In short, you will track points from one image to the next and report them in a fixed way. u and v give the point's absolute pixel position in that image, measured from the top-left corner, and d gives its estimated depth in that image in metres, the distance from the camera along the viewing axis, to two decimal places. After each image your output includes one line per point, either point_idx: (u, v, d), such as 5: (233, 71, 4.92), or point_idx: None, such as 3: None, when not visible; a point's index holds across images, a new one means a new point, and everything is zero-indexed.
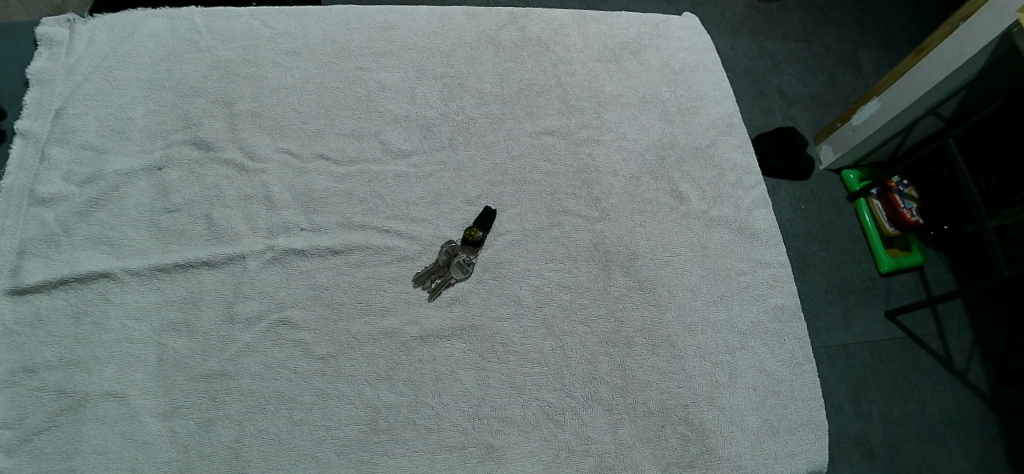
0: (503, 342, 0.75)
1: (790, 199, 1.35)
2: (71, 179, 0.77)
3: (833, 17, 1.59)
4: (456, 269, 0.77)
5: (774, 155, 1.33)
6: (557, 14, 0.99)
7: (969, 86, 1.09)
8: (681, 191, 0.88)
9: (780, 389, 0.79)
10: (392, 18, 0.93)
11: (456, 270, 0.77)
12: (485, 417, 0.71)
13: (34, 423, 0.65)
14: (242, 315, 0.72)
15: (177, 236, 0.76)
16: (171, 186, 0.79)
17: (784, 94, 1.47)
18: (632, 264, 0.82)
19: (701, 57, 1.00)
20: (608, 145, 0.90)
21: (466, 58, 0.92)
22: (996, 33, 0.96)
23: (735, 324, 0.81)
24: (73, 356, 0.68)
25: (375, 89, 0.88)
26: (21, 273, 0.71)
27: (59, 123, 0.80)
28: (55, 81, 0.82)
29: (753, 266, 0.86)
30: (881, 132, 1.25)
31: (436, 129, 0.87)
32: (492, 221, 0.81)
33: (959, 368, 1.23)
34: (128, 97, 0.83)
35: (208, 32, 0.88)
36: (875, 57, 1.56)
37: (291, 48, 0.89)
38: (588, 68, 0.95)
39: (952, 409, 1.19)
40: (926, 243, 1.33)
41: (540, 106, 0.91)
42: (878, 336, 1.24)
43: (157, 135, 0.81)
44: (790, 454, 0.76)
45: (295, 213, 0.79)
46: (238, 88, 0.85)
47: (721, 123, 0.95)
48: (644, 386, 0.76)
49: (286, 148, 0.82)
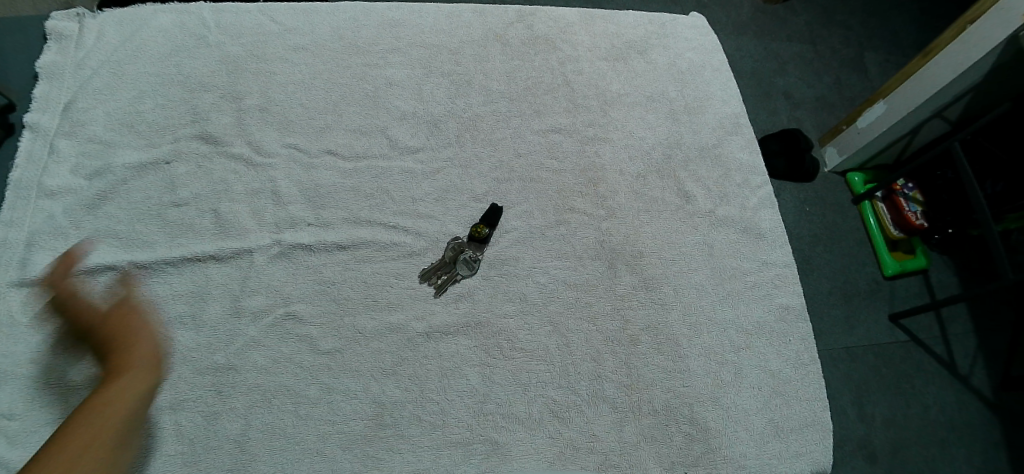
0: (509, 339, 0.75)
1: (795, 201, 1.35)
2: (79, 173, 0.78)
3: (839, 19, 1.58)
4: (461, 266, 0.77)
5: (779, 156, 1.34)
6: (564, 13, 0.99)
7: (975, 89, 1.09)
8: (687, 191, 0.88)
9: (785, 390, 0.79)
10: (400, 14, 0.93)
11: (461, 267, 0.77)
12: (490, 413, 0.71)
13: (42, 414, 0.66)
14: (248, 309, 0.72)
15: (184, 230, 0.76)
16: (179, 180, 0.79)
17: (789, 95, 1.47)
18: (638, 262, 0.82)
19: (708, 57, 1.00)
20: (615, 143, 0.90)
21: (473, 55, 0.92)
22: (1002, 37, 0.96)
23: (741, 325, 0.81)
24: (81, 349, 0.69)
25: (382, 85, 0.88)
26: (29, 266, 0.71)
27: (68, 117, 0.80)
28: (64, 75, 0.83)
29: (759, 266, 0.86)
30: (887, 135, 1.25)
31: (443, 126, 0.87)
32: (498, 218, 0.81)
33: (962, 371, 1.22)
34: (137, 91, 0.83)
35: (216, 27, 0.89)
36: (881, 59, 1.56)
37: (298, 44, 0.89)
38: (595, 67, 0.95)
39: (955, 412, 1.18)
40: (930, 246, 1.33)
41: (547, 104, 0.91)
42: (882, 338, 1.24)
43: (165, 129, 0.82)
44: (794, 454, 0.76)
45: (302, 208, 0.79)
46: (246, 83, 0.86)
47: (728, 123, 0.95)
48: (649, 384, 0.76)
49: (293, 143, 0.83)
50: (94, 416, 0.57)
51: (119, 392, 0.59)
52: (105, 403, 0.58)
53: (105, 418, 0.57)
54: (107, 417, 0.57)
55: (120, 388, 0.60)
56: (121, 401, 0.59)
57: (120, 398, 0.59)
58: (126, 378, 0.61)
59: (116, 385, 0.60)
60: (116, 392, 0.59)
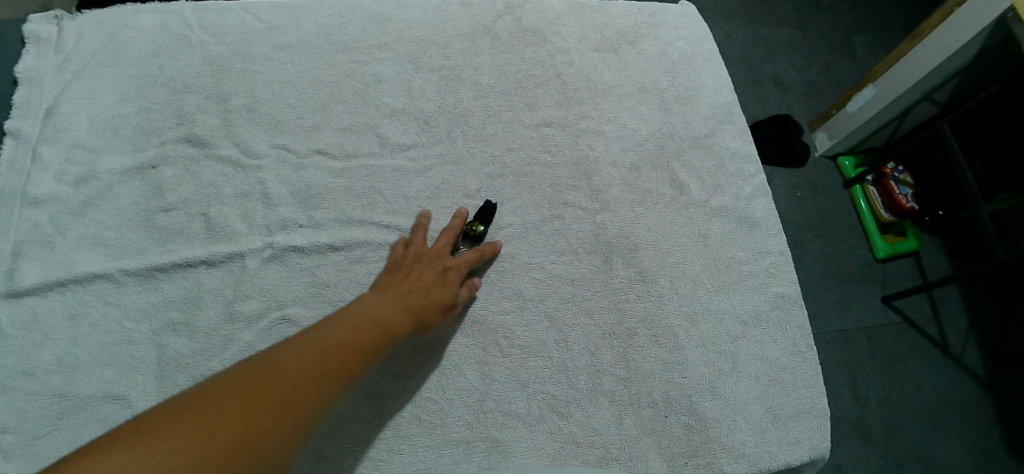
0: (506, 336, 0.75)
1: (787, 187, 1.35)
2: (63, 179, 0.76)
3: (827, 4, 1.58)
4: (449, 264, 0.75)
5: (770, 142, 1.34)
6: (553, 3, 0.98)
7: (964, 71, 1.09)
8: (681, 181, 0.88)
9: (782, 378, 0.80)
10: (386, 10, 0.92)
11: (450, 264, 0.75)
12: (489, 411, 0.71)
13: (35, 426, 0.65)
14: (242, 314, 0.72)
15: (174, 235, 0.75)
16: (166, 184, 0.78)
17: (779, 81, 1.47)
18: (633, 255, 0.82)
19: (698, 46, 1.00)
20: (607, 135, 0.90)
21: (462, 50, 0.91)
22: (990, 18, 0.96)
23: (737, 314, 0.82)
24: (72, 359, 0.68)
25: (371, 82, 0.87)
26: (16, 276, 0.70)
27: (49, 123, 0.79)
28: (44, 79, 0.81)
29: (753, 255, 0.86)
30: (876, 119, 1.25)
31: (434, 122, 0.86)
32: (493, 215, 0.80)
33: (955, 352, 1.24)
34: (120, 94, 0.82)
35: (199, 26, 0.87)
36: (870, 42, 1.56)
37: (284, 42, 0.87)
38: (586, 58, 0.94)
39: (949, 393, 1.20)
40: (921, 229, 1.33)
41: (538, 97, 0.90)
42: (875, 321, 1.25)
43: (150, 132, 0.80)
44: (792, 441, 0.76)
45: (294, 210, 0.78)
46: (232, 83, 0.84)
47: (720, 112, 0.95)
48: (647, 376, 0.76)
49: (282, 143, 0.81)
50: (300, 369, 0.55)
51: (329, 356, 0.58)
52: (312, 364, 0.56)
53: (310, 379, 0.55)
54: (304, 379, 0.55)
55: (332, 355, 0.58)
56: (325, 371, 0.57)
57: (316, 367, 0.56)
58: (338, 344, 0.59)
59: (327, 345, 0.59)
60: (320, 353, 0.58)
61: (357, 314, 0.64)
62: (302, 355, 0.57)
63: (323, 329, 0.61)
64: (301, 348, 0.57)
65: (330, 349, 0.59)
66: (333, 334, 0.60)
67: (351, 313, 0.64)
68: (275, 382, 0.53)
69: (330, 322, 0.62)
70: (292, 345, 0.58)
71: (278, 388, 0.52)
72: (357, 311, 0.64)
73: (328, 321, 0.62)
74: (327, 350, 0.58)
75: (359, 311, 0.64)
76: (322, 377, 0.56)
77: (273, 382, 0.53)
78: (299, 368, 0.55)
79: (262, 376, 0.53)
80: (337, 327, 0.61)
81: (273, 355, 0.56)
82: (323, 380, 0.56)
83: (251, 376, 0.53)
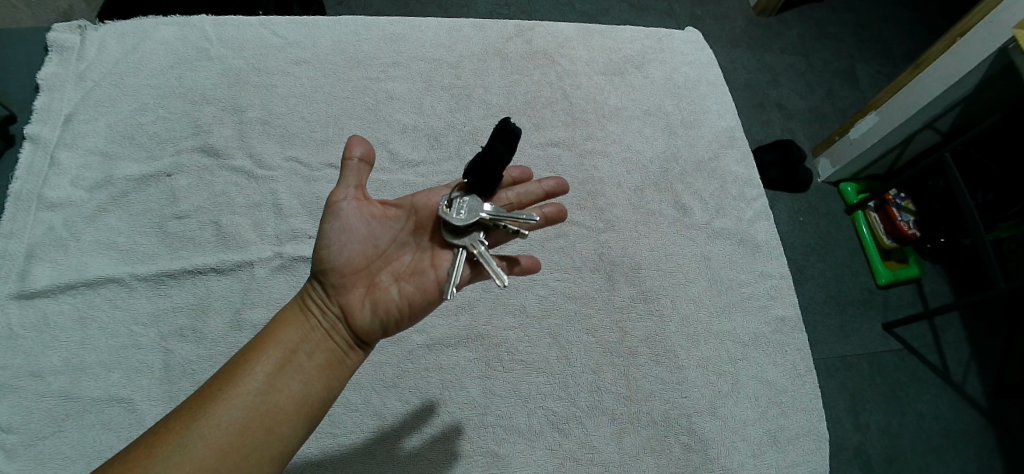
0: (509, 351, 0.76)
1: (789, 210, 1.37)
2: (80, 184, 0.78)
3: (831, 32, 1.61)
4: (454, 232, 0.63)
5: (773, 167, 1.36)
6: (562, 27, 1.01)
7: (966, 100, 1.10)
8: (684, 203, 0.90)
9: (780, 400, 0.80)
10: (401, 29, 0.94)
11: (454, 231, 0.63)
12: (489, 425, 0.71)
13: (39, 427, 0.65)
14: (249, 322, 0.73)
15: (185, 242, 0.77)
16: (181, 192, 0.79)
17: (783, 106, 1.49)
18: (637, 275, 0.83)
19: (704, 72, 1.02)
20: (612, 157, 0.91)
21: (473, 70, 0.94)
22: (992, 50, 0.98)
23: (737, 335, 0.82)
24: (79, 360, 0.69)
25: (383, 98, 0.89)
26: (29, 278, 0.72)
27: (69, 129, 0.81)
28: (66, 86, 0.83)
29: (754, 278, 0.87)
30: (879, 145, 1.26)
31: (444, 140, 0.88)
32: (557, 190, 0.73)
33: (957, 380, 1.23)
34: (138, 103, 0.84)
35: (219, 40, 0.89)
36: (873, 70, 1.58)
37: (300, 58, 0.90)
38: (593, 81, 0.97)
39: (949, 421, 1.19)
40: (922, 256, 1.34)
41: (546, 118, 0.92)
42: (876, 347, 1.25)
43: (167, 141, 0.82)
44: (791, 464, 0.76)
45: (304, 221, 0.79)
46: (248, 96, 0.86)
47: (723, 136, 0.97)
48: (648, 396, 0.76)
49: (294, 156, 0.83)
50: (226, 434, 0.51)
51: (259, 407, 0.53)
52: (246, 414, 0.52)
53: (244, 438, 0.51)
54: (236, 443, 0.51)
55: (264, 402, 0.53)
56: (259, 420, 0.53)
57: (249, 421, 0.52)
58: (269, 379, 0.55)
59: (254, 393, 0.53)
60: (246, 405, 0.53)
61: (279, 335, 0.58)
62: (226, 414, 0.52)
63: (245, 369, 0.55)
64: (242, 386, 0.54)
65: (260, 395, 0.54)
66: (257, 374, 0.55)
67: (277, 334, 0.58)
68: (197, 457, 0.49)
69: (250, 356, 0.56)
70: (212, 396, 0.53)
71: (204, 462, 0.49)
72: (281, 330, 0.58)
73: (247, 353, 0.56)
74: (255, 399, 0.53)
75: (281, 329, 0.58)
76: (260, 427, 0.52)
77: (194, 459, 0.49)
78: (228, 427, 0.51)
79: (177, 453, 0.49)
80: (261, 362, 0.55)
81: (187, 418, 0.51)
82: (264, 432, 0.52)
83: (161, 455, 0.49)
